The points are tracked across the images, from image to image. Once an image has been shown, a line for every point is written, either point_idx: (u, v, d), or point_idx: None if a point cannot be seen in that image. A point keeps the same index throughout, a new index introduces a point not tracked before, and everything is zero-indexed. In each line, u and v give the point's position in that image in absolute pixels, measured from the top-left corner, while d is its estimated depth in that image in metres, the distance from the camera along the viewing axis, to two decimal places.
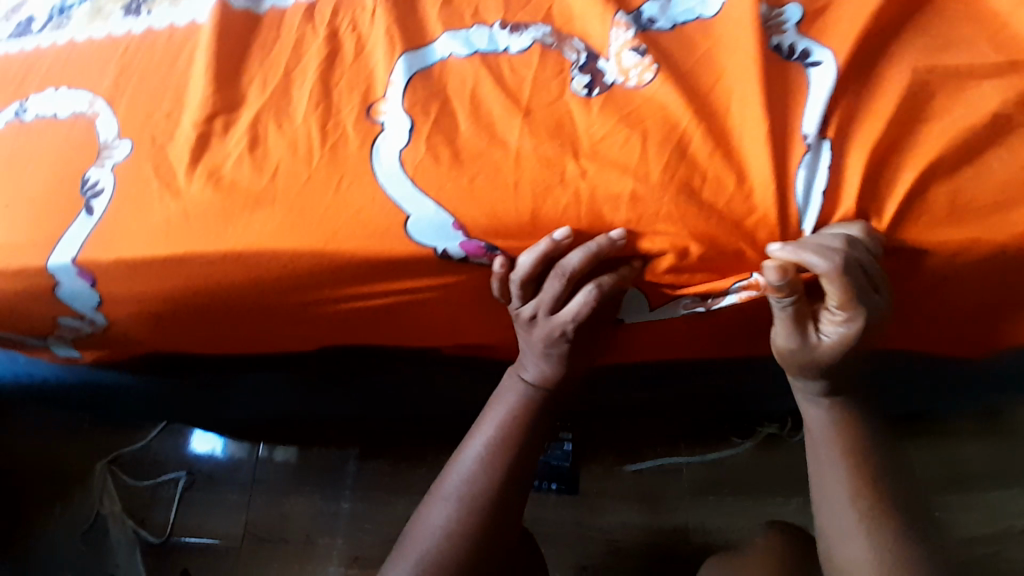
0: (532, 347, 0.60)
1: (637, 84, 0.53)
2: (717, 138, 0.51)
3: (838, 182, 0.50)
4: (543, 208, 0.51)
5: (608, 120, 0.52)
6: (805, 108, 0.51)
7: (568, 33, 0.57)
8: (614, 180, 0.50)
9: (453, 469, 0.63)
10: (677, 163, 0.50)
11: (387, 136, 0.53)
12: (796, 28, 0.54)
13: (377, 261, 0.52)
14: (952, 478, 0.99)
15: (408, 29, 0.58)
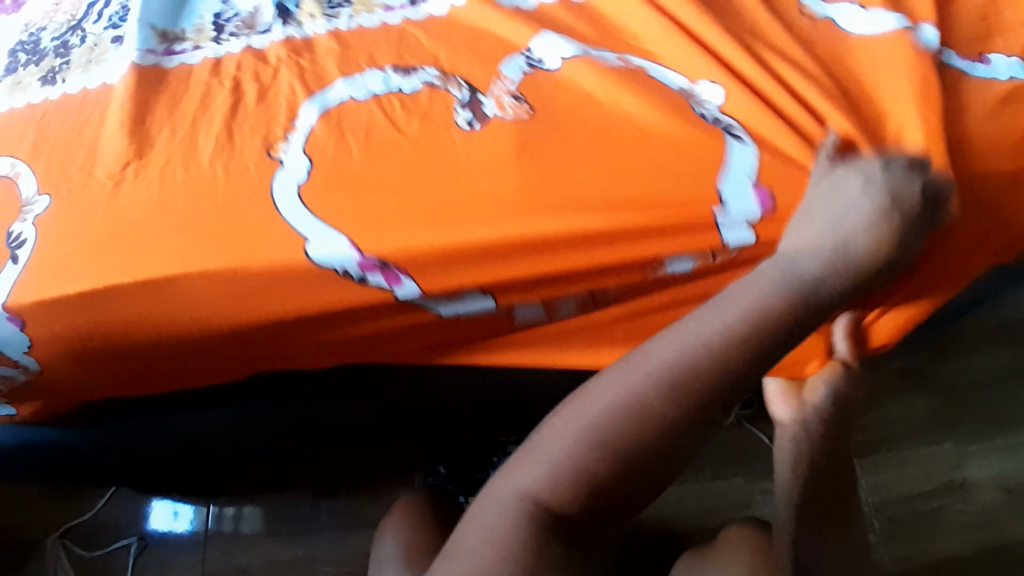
0: (824, 207, 0.52)
1: (515, 118, 0.58)
2: (587, 140, 0.57)
3: (701, 175, 0.55)
4: (434, 224, 0.55)
5: (492, 138, 0.57)
6: (660, 107, 0.58)
7: (453, 73, 0.62)
8: (494, 192, 0.56)
9: (544, 437, 0.51)
10: (552, 166, 0.56)
11: (286, 171, 0.57)
12: (716, 107, 0.59)
13: (281, 281, 0.56)
14: (884, 438, 1.04)
15: (305, 75, 0.63)
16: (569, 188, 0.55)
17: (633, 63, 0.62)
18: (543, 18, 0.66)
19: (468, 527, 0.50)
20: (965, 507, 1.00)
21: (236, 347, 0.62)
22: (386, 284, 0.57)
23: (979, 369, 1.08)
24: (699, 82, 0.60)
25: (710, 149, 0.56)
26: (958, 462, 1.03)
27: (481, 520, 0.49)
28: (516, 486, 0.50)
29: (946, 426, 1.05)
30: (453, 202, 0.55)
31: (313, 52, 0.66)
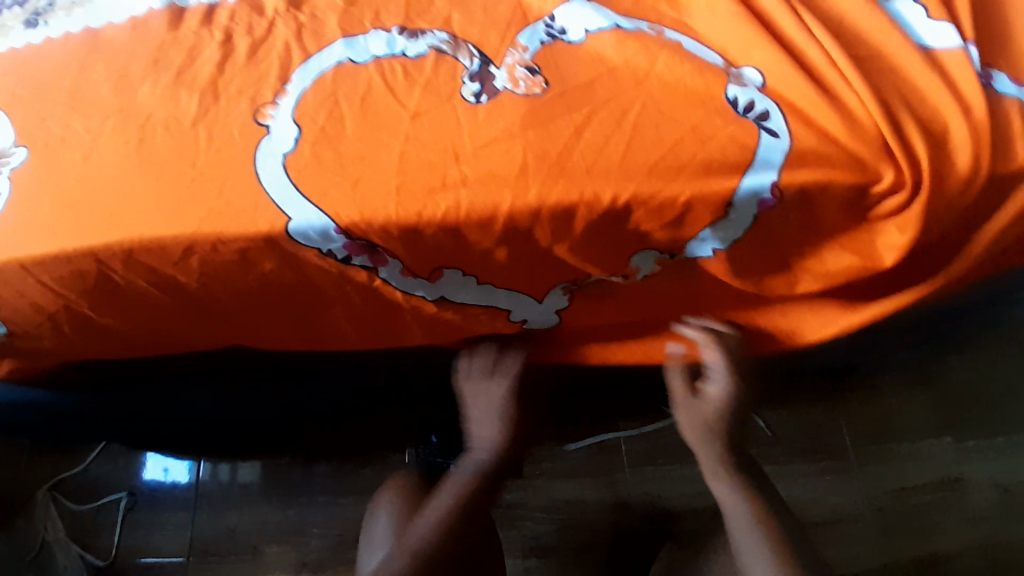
0: (485, 412, 0.67)
1: (525, 94, 0.52)
2: (605, 113, 0.51)
3: (729, 163, 0.50)
4: (431, 204, 0.50)
5: (505, 110, 0.52)
6: (687, 80, 0.52)
7: (464, 39, 0.56)
8: (497, 174, 0.50)
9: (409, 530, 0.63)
10: (565, 142, 0.50)
11: (273, 137, 0.52)
12: (756, 86, 0.52)
13: (265, 253, 0.52)
14: (882, 429, 1.02)
15: (302, 29, 0.58)
16: (583, 173, 0.50)
17: (665, 36, 0.54)
18: None
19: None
20: (959, 505, 0.99)
21: (217, 314, 0.59)
22: (371, 264, 0.53)
23: (988, 364, 1.05)
24: (742, 66, 0.53)
25: (737, 123, 0.51)
26: (958, 458, 1.01)
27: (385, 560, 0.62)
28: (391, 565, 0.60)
29: (949, 422, 1.02)
30: (452, 181, 0.50)
31: (313, 5, 0.60)
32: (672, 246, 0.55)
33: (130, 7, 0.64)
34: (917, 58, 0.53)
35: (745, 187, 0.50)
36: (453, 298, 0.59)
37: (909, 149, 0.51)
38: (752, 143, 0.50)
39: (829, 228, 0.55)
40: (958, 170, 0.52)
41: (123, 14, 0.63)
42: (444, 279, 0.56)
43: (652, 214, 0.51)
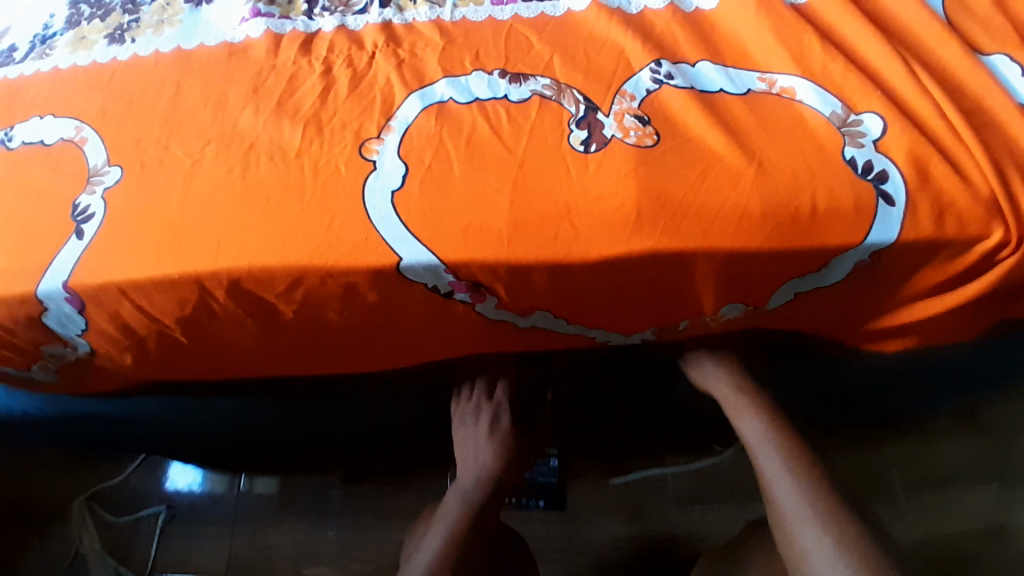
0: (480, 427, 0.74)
1: (636, 144, 0.52)
2: (714, 163, 0.51)
3: (842, 218, 0.49)
4: (539, 247, 0.50)
5: (617, 161, 0.52)
6: (795, 134, 0.52)
7: (567, 84, 0.56)
8: (607, 220, 0.50)
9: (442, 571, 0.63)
10: (674, 189, 0.50)
11: (380, 173, 0.52)
12: (873, 143, 0.51)
13: (368, 288, 0.51)
14: (929, 473, 1.02)
15: (402, 66, 0.58)
16: (697, 222, 0.49)
17: (777, 86, 0.55)
18: (665, 21, 0.60)
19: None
20: (1006, 553, 0.97)
21: (305, 340, 0.58)
22: (470, 301, 0.53)
23: None
24: (861, 112, 0.53)
25: (852, 178, 0.50)
26: (1004, 504, 0.99)
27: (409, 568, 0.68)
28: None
29: (994, 468, 1.01)
30: (560, 226, 0.50)
31: (412, 40, 0.60)
32: (763, 300, 0.56)
33: (222, 28, 0.64)
34: (1022, 119, 0.53)
35: (865, 240, 0.49)
36: (543, 328, 0.59)
37: (1018, 207, 0.51)
38: (865, 199, 0.50)
39: (931, 284, 0.54)
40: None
41: (215, 37, 0.63)
42: (536, 315, 0.56)
43: (758, 266, 0.51)
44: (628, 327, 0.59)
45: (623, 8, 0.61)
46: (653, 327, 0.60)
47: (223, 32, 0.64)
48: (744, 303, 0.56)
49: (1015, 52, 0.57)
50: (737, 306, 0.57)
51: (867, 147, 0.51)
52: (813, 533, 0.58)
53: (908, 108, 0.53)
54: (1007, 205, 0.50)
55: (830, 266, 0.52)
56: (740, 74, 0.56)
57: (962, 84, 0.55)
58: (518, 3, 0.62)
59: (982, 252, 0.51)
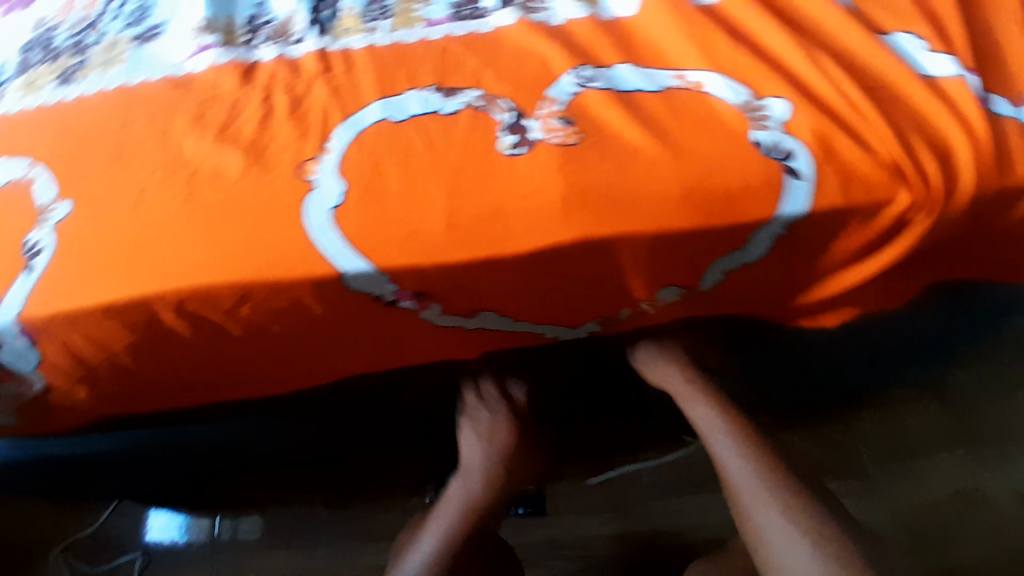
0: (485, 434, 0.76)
1: (561, 143, 0.55)
2: (634, 155, 0.54)
3: (754, 198, 0.53)
4: (474, 246, 0.52)
5: (546, 160, 0.54)
6: (707, 124, 0.55)
7: (498, 94, 0.58)
8: (538, 214, 0.52)
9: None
10: (597, 182, 0.53)
11: (319, 192, 0.53)
12: (778, 124, 0.55)
13: (314, 299, 0.53)
14: (898, 445, 1.05)
15: (338, 90, 0.59)
16: (623, 210, 0.52)
17: (688, 80, 0.59)
18: (586, 30, 0.63)
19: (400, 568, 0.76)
20: (980, 518, 1.00)
21: (260, 356, 0.59)
22: (415, 307, 0.56)
23: (994, 378, 1.08)
24: (765, 97, 0.56)
25: (761, 157, 0.53)
26: (972, 470, 1.03)
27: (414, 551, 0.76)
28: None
29: (958, 436, 1.05)
30: (494, 226, 0.52)
31: (348, 65, 0.62)
32: (694, 282, 0.59)
33: (166, 64, 0.67)
34: (920, 88, 0.57)
35: (776, 214, 0.53)
36: (491, 328, 0.61)
37: (923, 171, 0.54)
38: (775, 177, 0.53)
39: (850, 249, 0.57)
40: (964, 184, 0.55)
41: (160, 72, 0.66)
42: (482, 316, 0.59)
43: (684, 246, 0.54)
44: (574, 320, 0.62)
45: (546, 19, 0.64)
46: (597, 316, 0.62)
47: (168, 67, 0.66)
48: (678, 286, 0.59)
49: (914, 31, 0.60)
50: (672, 288, 0.59)
51: (773, 130, 0.55)
52: (768, 512, 0.63)
53: (814, 90, 0.57)
54: (911, 168, 0.54)
55: (750, 242, 0.55)
56: (654, 73, 0.59)
57: (867, 64, 0.58)
58: (450, 23, 0.64)
59: (893, 213, 0.54)
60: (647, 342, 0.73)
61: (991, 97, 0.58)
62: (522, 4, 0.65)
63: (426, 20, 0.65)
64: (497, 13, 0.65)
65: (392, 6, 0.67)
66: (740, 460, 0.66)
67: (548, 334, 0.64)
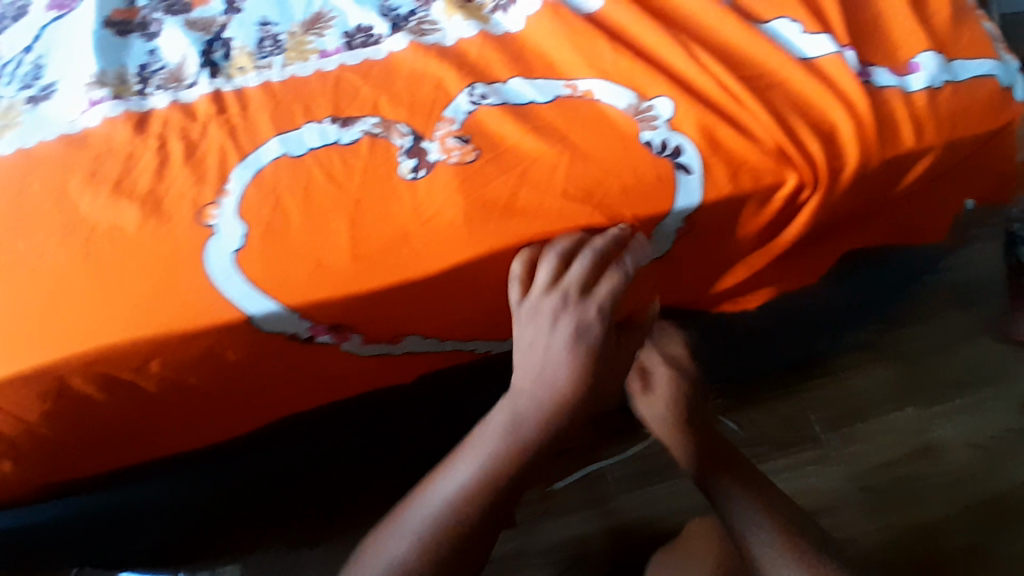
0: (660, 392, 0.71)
1: (459, 162, 0.55)
2: (530, 166, 0.55)
3: (648, 196, 0.55)
4: (381, 273, 0.52)
5: (444, 181, 0.55)
6: (598, 131, 0.57)
7: (394, 120, 0.58)
8: (441, 234, 0.53)
9: (452, 471, 0.55)
10: (498, 197, 0.54)
11: (219, 237, 0.53)
12: (665, 123, 0.57)
13: (228, 345, 0.53)
14: (851, 409, 1.07)
15: (234, 130, 0.59)
16: (525, 221, 0.53)
17: (579, 89, 0.60)
18: (477, 48, 0.63)
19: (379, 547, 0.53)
20: (937, 470, 1.03)
21: (186, 407, 0.58)
22: (335, 340, 0.55)
23: (935, 334, 1.12)
24: (652, 97, 0.58)
25: (652, 157, 0.55)
26: (925, 425, 1.06)
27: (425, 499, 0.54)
28: (401, 559, 0.51)
29: (907, 392, 1.08)
30: (398, 251, 0.52)
31: (243, 103, 0.61)
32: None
33: (61, 121, 0.65)
34: (801, 74, 0.59)
35: (673, 208, 0.55)
36: (420, 351, 0.61)
37: (806, 153, 0.57)
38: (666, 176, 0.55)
39: (751, 232, 0.60)
40: (850, 162, 0.57)
41: (55, 130, 0.64)
42: (407, 340, 0.59)
43: None
44: (501, 332, 0.62)
45: (439, 40, 0.65)
46: None
47: (64, 123, 0.65)
48: None
49: (789, 16, 0.62)
50: None
51: (661, 130, 0.57)
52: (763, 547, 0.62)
53: (698, 85, 0.59)
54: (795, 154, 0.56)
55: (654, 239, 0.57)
56: (547, 84, 0.61)
57: (747, 54, 0.60)
58: (343, 52, 0.65)
59: (781, 199, 0.57)
60: (660, 322, 0.72)
61: (871, 70, 0.60)
62: (413, 28, 0.66)
63: (319, 51, 0.65)
64: (389, 38, 0.65)
65: (284, 41, 0.67)
66: (741, 491, 0.65)
67: (480, 348, 0.64)
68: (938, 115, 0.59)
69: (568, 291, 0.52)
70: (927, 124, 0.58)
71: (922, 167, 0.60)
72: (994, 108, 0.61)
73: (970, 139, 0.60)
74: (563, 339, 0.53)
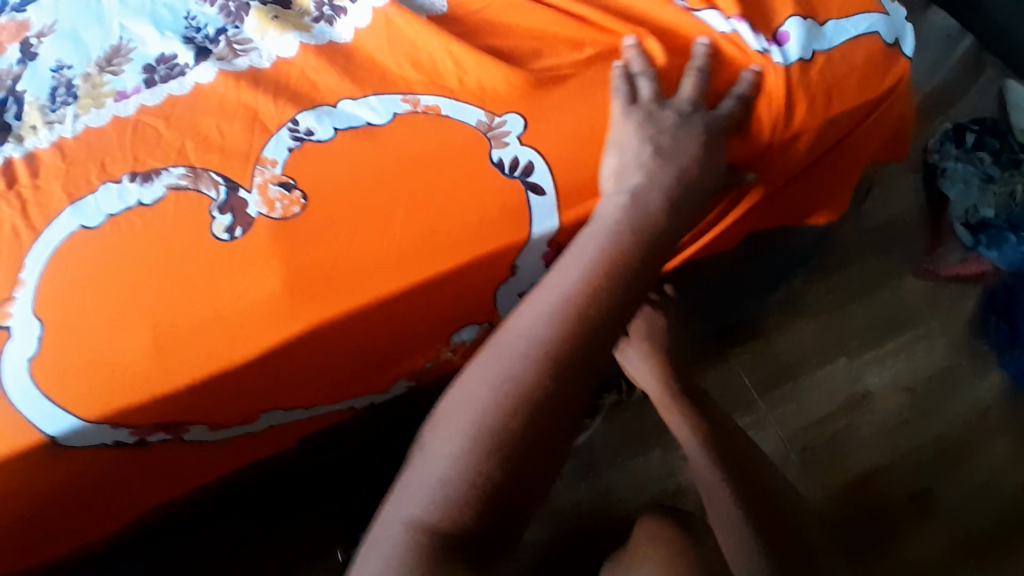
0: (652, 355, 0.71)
1: (283, 218, 0.49)
2: (360, 211, 0.49)
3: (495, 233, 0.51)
4: (197, 366, 0.47)
5: (263, 243, 0.48)
6: (440, 158, 0.51)
7: (204, 167, 0.51)
8: (260, 308, 0.47)
9: (551, 281, 0.47)
10: (328, 252, 0.48)
11: (15, 342, 0.46)
12: (518, 139, 0.51)
13: (42, 465, 0.48)
14: (781, 368, 1.00)
15: (24, 207, 0.51)
16: (360, 279, 0.49)
17: (422, 105, 0.52)
18: (298, 69, 0.55)
19: (476, 373, 0.44)
20: (870, 421, 0.97)
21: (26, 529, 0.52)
22: (172, 436, 0.50)
23: (869, 275, 1.05)
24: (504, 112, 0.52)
25: (502, 178, 0.51)
26: (860, 372, 0.99)
27: (516, 326, 0.45)
28: (508, 376, 0.43)
29: (837, 342, 1.01)
30: (215, 338, 0.47)
31: (34, 171, 0.53)
32: (491, 313, 0.56)
33: None
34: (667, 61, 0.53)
35: (533, 234, 0.52)
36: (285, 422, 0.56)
37: None
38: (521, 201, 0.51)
39: None
40: None
41: None
42: (264, 417, 0.54)
43: (445, 292, 0.51)
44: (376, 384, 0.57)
45: (256, 62, 0.56)
46: (399, 375, 0.57)
47: None
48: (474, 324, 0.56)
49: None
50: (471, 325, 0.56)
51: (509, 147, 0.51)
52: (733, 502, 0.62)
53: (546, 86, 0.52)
54: None
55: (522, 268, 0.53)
56: (384, 99, 0.53)
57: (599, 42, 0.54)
58: (142, 92, 0.56)
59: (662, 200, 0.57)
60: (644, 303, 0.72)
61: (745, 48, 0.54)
62: (222, 52, 0.57)
63: (116, 93, 0.57)
64: (194, 70, 0.56)
65: (78, 85, 0.58)
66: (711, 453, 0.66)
67: (360, 404, 0.59)
68: (812, 92, 0.54)
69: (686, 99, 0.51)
70: (801, 105, 0.54)
71: (797, 150, 0.56)
72: (876, 70, 0.56)
73: (849, 112, 0.56)
74: (685, 135, 0.50)
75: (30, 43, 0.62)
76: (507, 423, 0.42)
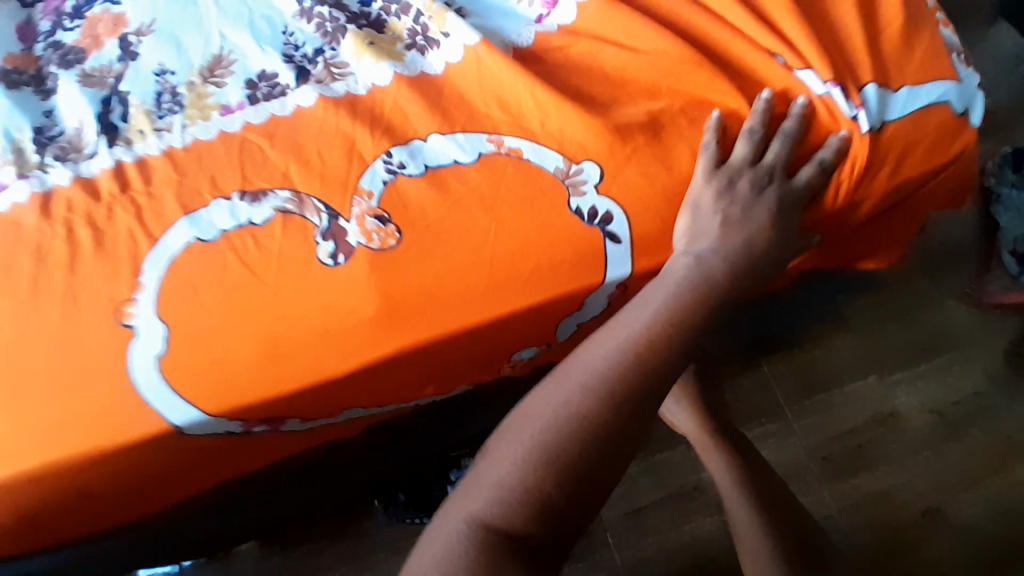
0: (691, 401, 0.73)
1: (380, 249, 0.54)
2: (449, 246, 0.54)
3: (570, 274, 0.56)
4: (301, 374, 0.54)
5: (362, 270, 0.53)
6: (523, 202, 0.55)
7: (307, 192, 0.55)
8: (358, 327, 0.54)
9: (622, 320, 0.52)
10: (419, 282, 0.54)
11: (140, 340, 0.53)
12: (594, 188, 0.56)
13: (163, 447, 0.55)
14: (812, 383, 1.03)
15: (141, 213, 0.55)
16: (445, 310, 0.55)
17: (506, 145, 0.56)
18: (391, 98, 0.58)
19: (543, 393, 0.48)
20: (898, 443, 0.99)
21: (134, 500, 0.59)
22: (271, 428, 0.58)
23: (904, 299, 1.07)
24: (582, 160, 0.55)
25: (581, 225, 0.55)
26: (889, 393, 1.02)
27: (582, 360, 0.49)
28: (573, 402, 0.46)
29: (869, 362, 1.04)
30: (318, 351, 0.54)
31: (147, 177, 0.57)
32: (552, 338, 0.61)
33: None
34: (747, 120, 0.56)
35: (605, 279, 0.57)
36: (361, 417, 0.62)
37: None
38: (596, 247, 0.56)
39: None
40: None
41: None
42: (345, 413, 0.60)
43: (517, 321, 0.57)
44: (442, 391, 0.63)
45: (350, 88, 0.60)
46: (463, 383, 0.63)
47: None
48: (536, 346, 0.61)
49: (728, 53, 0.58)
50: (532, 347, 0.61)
51: (587, 195, 0.56)
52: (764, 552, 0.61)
53: (628, 139, 0.56)
54: None
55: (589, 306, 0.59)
56: (471, 138, 0.56)
57: (681, 94, 0.57)
58: (246, 108, 0.60)
59: None
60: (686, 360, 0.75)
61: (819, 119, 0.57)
62: (321, 74, 0.60)
63: (220, 107, 0.60)
64: (295, 91, 0.60)
65: (183, 93, 0.61)
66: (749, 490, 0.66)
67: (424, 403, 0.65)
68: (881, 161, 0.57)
69: (769, 168, 0.55)
70: (869, 172, 0.57)
71: (860, 212, 0.60)
72: (946, 138, 0.58)
73: (913, 178, 0.59)
74: (759, 206, 0.55)
75: (131, 41, 0.64)
76: (565, 442, 0.44)
